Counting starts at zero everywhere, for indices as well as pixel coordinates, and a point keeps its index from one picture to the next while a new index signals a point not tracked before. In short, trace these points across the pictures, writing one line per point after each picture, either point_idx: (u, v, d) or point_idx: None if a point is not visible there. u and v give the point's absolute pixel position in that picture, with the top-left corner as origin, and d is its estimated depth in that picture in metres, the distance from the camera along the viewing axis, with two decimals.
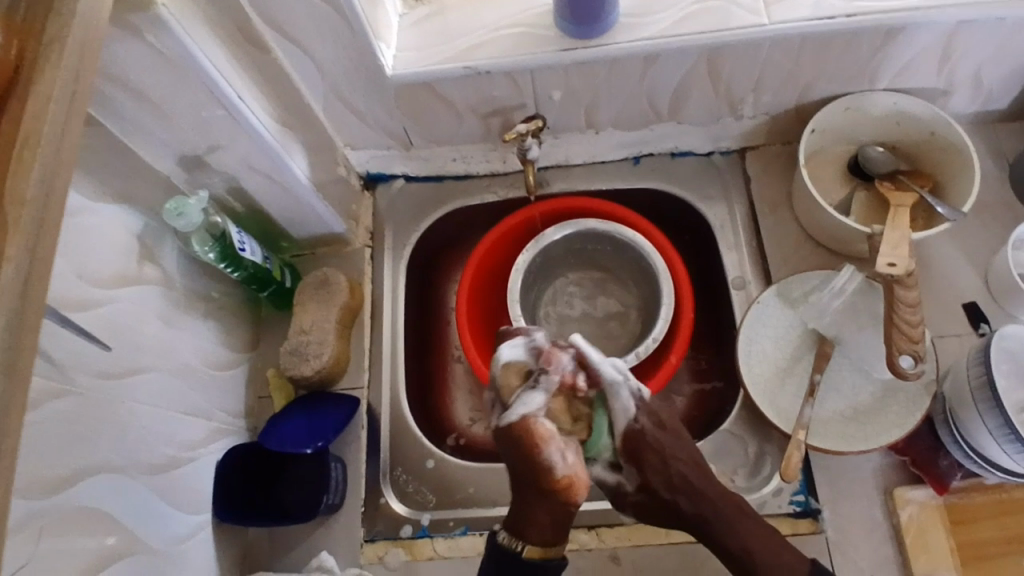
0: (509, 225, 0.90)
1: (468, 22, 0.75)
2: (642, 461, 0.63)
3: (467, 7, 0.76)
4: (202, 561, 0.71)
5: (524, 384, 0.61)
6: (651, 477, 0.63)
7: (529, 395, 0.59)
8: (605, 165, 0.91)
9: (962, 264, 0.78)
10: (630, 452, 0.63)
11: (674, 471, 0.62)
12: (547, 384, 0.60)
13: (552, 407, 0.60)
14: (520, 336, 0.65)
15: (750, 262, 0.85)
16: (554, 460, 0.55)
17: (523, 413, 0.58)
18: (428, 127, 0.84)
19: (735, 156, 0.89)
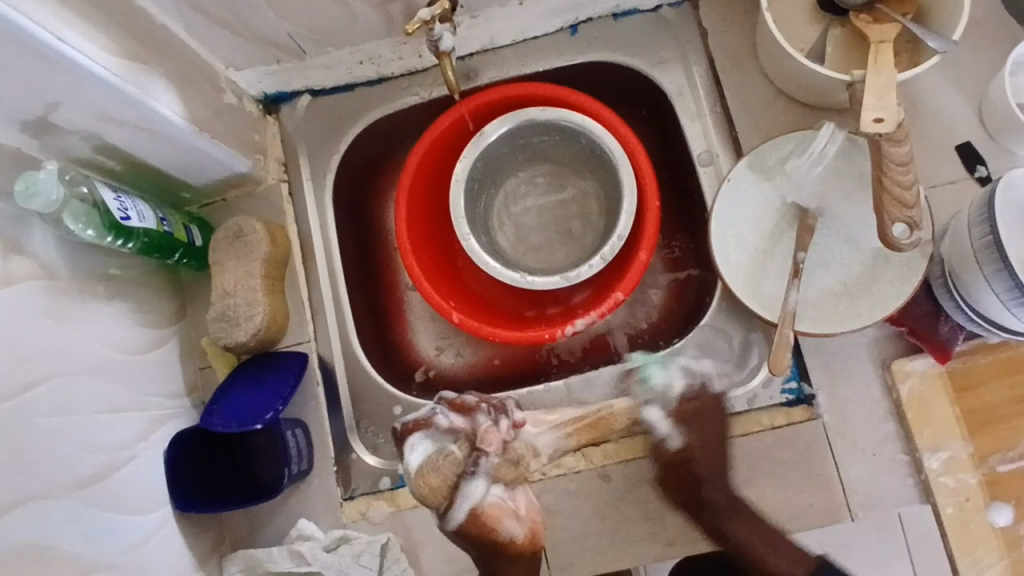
0: (439, 132, 0.78)
1: None
2: (691, 427, 0.65)
3: None
4: (171, 559, 0.66)
5: (460, 474, 0.59)
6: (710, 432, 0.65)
7: (469, 488, 0.58)
8: (537, 40, 0.78)
9: (955, 99, 0.68)
10: (683, 415, 0.66)
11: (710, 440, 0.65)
12: (486, 468, 0.58)
13: (495, 475, 0.59)
14: (420, 429, 0.61)
15: (715, 131, 0.75)
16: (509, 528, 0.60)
17: (470, 506, 0.58)
18: (319, 29, 0.70)
19: (687, 7, 0.76)
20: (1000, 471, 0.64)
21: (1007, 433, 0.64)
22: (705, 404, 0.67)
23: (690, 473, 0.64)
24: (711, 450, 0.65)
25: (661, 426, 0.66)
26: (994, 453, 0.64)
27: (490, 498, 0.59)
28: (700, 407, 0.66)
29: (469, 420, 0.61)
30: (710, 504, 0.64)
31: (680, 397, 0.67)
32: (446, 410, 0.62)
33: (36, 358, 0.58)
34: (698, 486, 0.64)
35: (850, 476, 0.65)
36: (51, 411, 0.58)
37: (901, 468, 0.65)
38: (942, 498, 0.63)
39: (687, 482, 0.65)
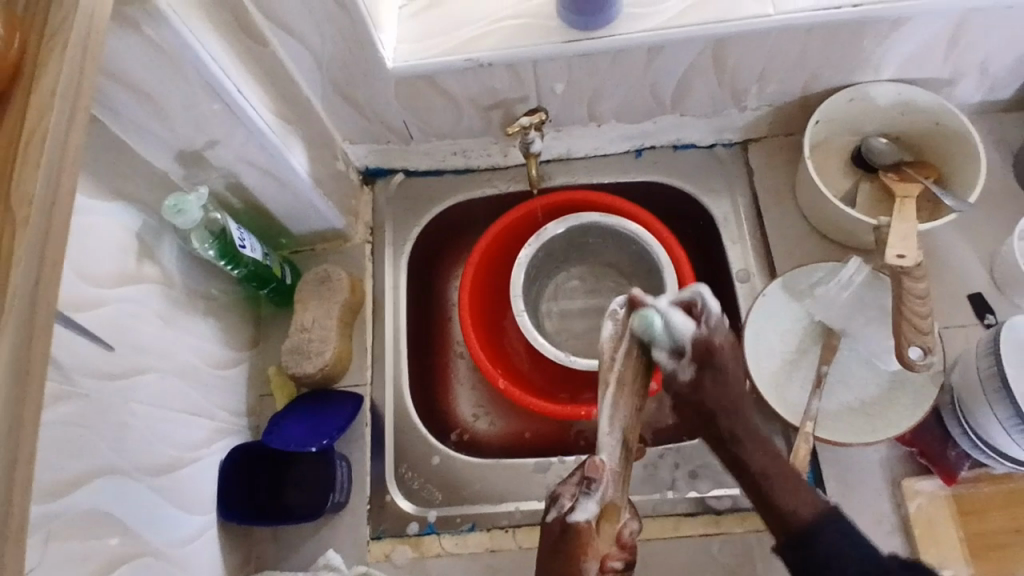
0: (511, 220, 0.88)
1: (470, 11, 0.74)
2: (713, 369, 0.53)
3: None
4: (206, 562, 0.70)
5: (579, 488, 0.50)
6: (699, 371, 0.53)
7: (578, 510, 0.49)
8: (606, 158, 0.91)
9: (968, 254, 0.78)
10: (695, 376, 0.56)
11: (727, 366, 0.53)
12: (600, 490, 0.50)
13: (605, 499, 0.50)
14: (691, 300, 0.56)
15: (754, 254, 0.84)
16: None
17: (582, 521, 0.49)
18: (429, 122, 0.83)
19: (738, 148, 0.89)
20: None
21: (1007, 561, 0.68)
22: (718, 345, 0.54)
23: (703, 406, 0.52)
24: (736, 364, 0.54)
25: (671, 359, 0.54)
26: None
27: (585, 514, 0.49)
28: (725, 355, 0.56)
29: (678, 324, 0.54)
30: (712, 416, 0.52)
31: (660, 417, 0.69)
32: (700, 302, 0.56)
33: (141, 351, 0.65)
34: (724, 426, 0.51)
35: None
36: (144, 399, 0.64)
37: None
38: None
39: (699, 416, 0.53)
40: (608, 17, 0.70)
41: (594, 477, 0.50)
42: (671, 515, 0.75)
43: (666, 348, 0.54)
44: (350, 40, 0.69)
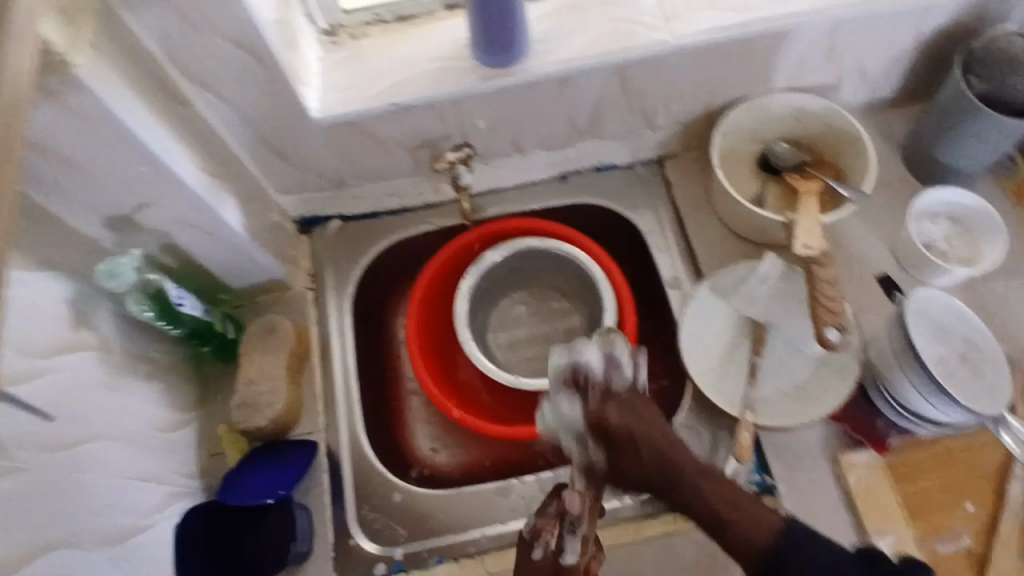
0: (450, 253, 0.91)
1: (390, 59, 0.77)
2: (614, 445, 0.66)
3: (386, 47, 0.78)
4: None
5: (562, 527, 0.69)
6: (595, 399, 0.67)
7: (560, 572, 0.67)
8: (535, 185, 0.95)
9: (871, 241, 0.85)
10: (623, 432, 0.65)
11: (606, 411, 0.67)
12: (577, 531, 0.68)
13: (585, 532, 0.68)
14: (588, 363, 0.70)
15: (681, 262, 0.89)
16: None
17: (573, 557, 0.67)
18: (359, 166, 0.85)
19: (654, 164, 0.94)
20: (940, 553, 0.72)
21: (944, 519, 0.73)
22: (614, 389, 0.68)
23: (626, 437, 0.65)
24: (611, 406, 0.66)
25: (558, 396, 0.71)
26: (936, 537, 0.72)
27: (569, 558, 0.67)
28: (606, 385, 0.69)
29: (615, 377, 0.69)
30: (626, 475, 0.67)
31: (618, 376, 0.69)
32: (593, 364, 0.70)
33: (84, 421, 0.64)
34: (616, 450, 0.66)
35: None
36: (90, 472, 0.63)
37: None
38: None
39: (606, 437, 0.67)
40: (526, 47, 0.74)
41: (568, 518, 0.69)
42: (632, 519, 0.77)
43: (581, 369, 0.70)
44: (276, 94, 0.71)
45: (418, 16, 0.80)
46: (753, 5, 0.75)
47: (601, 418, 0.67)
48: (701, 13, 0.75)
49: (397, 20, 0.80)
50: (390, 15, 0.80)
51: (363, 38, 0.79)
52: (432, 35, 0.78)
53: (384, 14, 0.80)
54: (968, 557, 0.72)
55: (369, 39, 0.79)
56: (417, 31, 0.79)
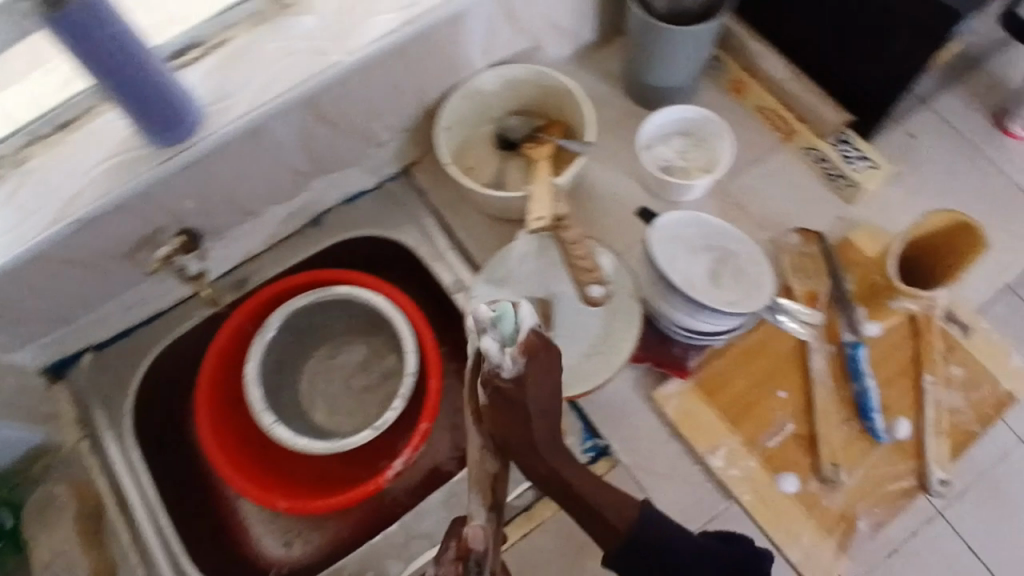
0: (221, 342, 0.82)
1: (55, 173, 0.66)
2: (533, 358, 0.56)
3: (47, 163, 0.66)
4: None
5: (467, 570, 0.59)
6: (531, 368, 0.56)
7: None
8: (289, 239, 0.89)
9: (622, 179, 0.86)
10: (528, 349, 0.56)
11: (538, 388, 0.57)
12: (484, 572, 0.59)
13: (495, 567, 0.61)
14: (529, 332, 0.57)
15: (461, 266, 0.86)
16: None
17: None
18: (77, 294, 0.77)
19: (403, 176, 0.90)
20: (771, 447, 0.73)
21: (763, 414, 0.74)
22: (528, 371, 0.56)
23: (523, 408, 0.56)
24: (542, 377, 0.57)
25: (499, 354, 0.56)
26: (761, 434, 0.74)
27: None
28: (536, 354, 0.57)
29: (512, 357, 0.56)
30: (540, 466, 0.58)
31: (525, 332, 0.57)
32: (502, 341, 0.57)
33: None
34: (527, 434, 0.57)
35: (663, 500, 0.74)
36: None
37: (698, 476, 0.74)
38: (737, 488, 0.72)
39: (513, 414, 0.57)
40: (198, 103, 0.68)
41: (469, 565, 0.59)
42: None
43: (497, 335, 0.57)
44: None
45: (77, 120, 0.68)
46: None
47: (530, 391, 0.56)
48: (367, 22, 0.71)
49: (55, 129, 0.67)
50: (47, 128, 0.67)
51: (27, 162, 0.67)
52: (94, 134, 0.67)
53: (37, 128, 0.66)
54: (798, 441, 0.73)
55: (32, 162, 0.67)
56: (78, 138, 0.67)
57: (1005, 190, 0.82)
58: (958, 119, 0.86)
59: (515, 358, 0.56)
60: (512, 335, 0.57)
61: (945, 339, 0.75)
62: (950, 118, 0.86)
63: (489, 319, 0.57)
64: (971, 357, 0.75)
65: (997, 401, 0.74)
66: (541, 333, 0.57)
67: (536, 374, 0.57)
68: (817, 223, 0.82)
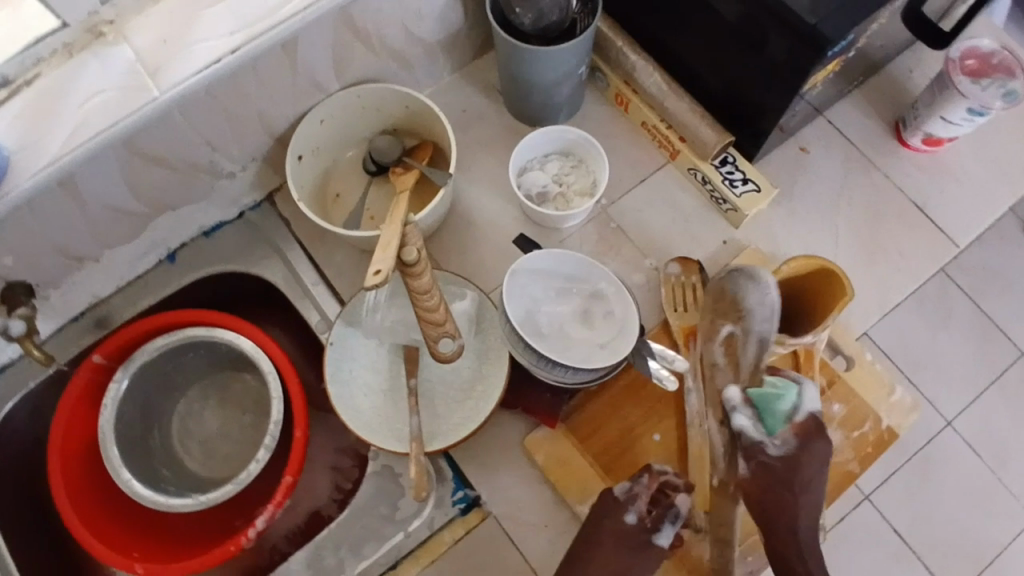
0: (70, 395, 0.76)
1: None
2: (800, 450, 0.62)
3: None
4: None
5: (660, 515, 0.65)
6: (803, 449, 0.61)
7: (665, 530, 0.64)
8: (142, 278, 0.82)
9: (497, 203, 0.80)
10: (805, 433, 0.62)
11: (789, 480, 0.61)
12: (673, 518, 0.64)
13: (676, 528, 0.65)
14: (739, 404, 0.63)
15: (327, 301, 0.81)
16: (660, 542, 0.64)
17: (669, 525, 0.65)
18: None
19: (267, 205, 0.85)
20: None
21: (636, 458, 0.71)
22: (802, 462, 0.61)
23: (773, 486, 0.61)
24: (816, 460, 0.61)
25: (759, 435, 0.62)
26: None
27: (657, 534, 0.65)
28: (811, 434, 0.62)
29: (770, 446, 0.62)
30: (800, 518, 0.61)
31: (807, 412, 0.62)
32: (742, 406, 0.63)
33: None
34: (792, 520, 0.61)
35: (532, 551, 0.70)
36: None
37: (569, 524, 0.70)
38: None
39: (776, 490, 0.62)
40: (4, 153, 0.56)
41: (671, 508, 0.64)
42: None
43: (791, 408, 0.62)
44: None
45: None
46: (239, 17, 0.61)
47: (800, 471, 0.61)
48: (187, 47, 0.60)
49: None
50: None
51: None
52: None
53: None
54: None
55: None
56: None
57: (894, 206, 0.78)
58: (850, 130, 0.80)
59: (786, 441, 0.62)
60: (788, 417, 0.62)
61: (825, 373, 0.72)
62: (841, 129, 0.80)
63: (736, 404, 0.63)
64: (853, 392, 0.71)
65: (879, 439, 0.71)
66: (817, 419, 0.63)
67: (807, 456, 0.61)
68: (701, 248, 0.77)
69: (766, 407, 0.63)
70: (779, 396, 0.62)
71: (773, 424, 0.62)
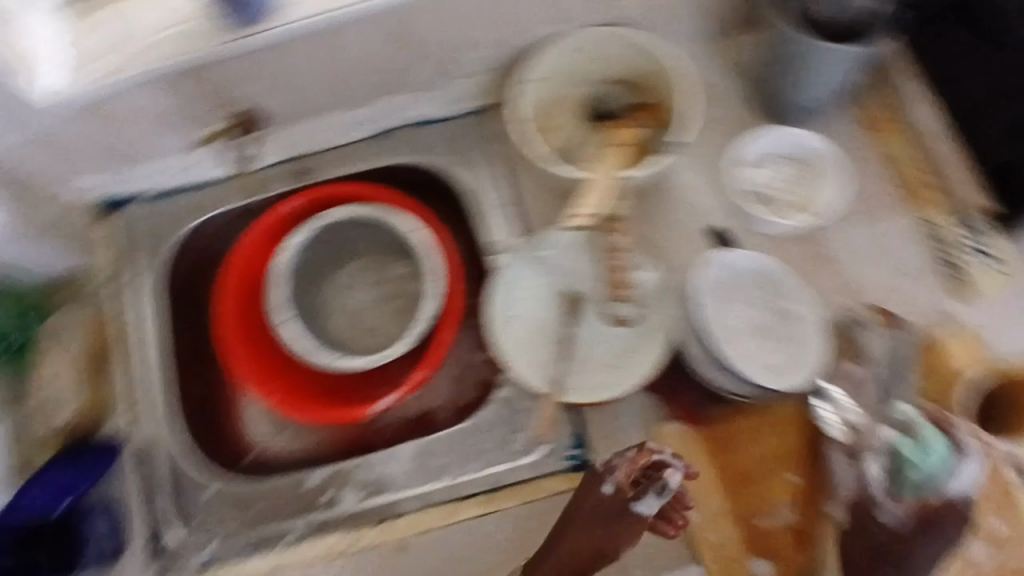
0: (261, 228, 0.83)
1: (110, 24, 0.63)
2: (928, 529, 0.53)
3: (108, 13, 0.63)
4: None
5: (640, 486, 0.60)
6: (917, 530, 0.54)
7: (647, 498, 0.60)
8: (347, 146, 0.85)
9: (707, 189, 0.77)
10: (927, 514, 0.53)
11: (912, 542, 0.54)
12: (661, 494, 0.60)
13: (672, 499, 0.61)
14: (869, 444, 0.53)
15: (508, 224, 0.82)
16: (642, 510, 0.61)
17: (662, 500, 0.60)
18: (130, 143, 0.76)
19: (483, 115, 0.85)
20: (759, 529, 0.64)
21: (767, 494, 0.65)
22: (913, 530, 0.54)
23: (871, 550, 0.56)
24: (940, 539, 0.53)
25: (879, 485, 0.53)
26: (754, 513, 0.64)
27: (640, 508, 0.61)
28: (950, 515, 0.53)
29: (881, 503, 0.53)
30: None
31: (954, 494, 0.51)
32: (880, 453, 0.52)
33: None
34: None
35: None
36: None
37: None
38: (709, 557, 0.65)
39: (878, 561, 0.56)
40: None
41: (667, 487, 0.59)
42: (446, 502, 0.73)
43: (925, 481, 0.51)
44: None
45: None
46: None
47: (903, 544, 0.54)
48: None
49: None
50: None
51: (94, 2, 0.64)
52: None
53: None
54: (794, 536, 0.63)
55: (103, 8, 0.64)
56: None
57: None
58: None
59: (896, 510, 0.53)
60: (921, 482, 0.51)
61: None
62: None
63: (877, 446, 0.52)
64: None
65: None
66: (960, 499, 0.52)
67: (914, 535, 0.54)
68: (904, 307, 0.71)
69: (899, 476, 0.52)
70: (929, 465, 0.51)
71: (904, 490, 0.52)
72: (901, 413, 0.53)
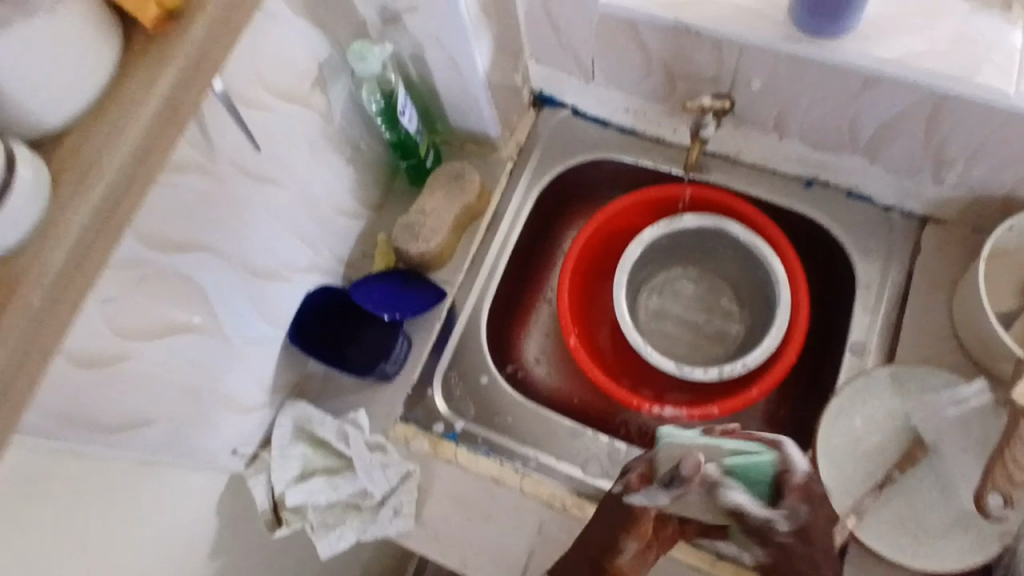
0: (652, 195, 0.86)
1: None
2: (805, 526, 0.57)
3: None
4: (245, 384, 0.74)
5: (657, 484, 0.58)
6: (813, 525, 0.57)
7: (652, 492, 0.58)
8: (773, 174, 0.86)
9: None
10: (806, 494, 0.57)
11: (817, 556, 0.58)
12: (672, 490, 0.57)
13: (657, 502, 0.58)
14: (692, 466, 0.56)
15: (878, 333, 0.78)
16: (640, 503, 0.59)
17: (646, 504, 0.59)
18: (614, 64, 0.81)
19: (916, 222, 0.81)
20: None
21: None
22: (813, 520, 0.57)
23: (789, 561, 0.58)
24: (820, 552, 0.58)
25: (751, 507, 0.55)
26: None
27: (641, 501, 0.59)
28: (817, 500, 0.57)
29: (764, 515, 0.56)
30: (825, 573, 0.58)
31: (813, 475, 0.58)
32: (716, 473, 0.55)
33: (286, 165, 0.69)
34: None
35: None
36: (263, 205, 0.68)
37: None
38: None
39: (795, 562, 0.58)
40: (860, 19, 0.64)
41: (682, 474, 0.56)
42: None
43: (769, 468, 0.56)
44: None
45: None
46: None
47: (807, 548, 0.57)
48: None
49: None
50: None
51: None
52: None
53: None
54: None
55: None
56: None
57: None
58: None
59: (780, 508, 0.56)
60: (764, 471, 0.56)
61: None
62: None
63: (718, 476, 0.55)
64: None
65: None
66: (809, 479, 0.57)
67: (817, 524, 0.57)
68: None
69: (746, 477, 0.56)
70: (757, 469, 0.56)
71: (758, 490, 0.56)
72: (678, 437, 0.60)
